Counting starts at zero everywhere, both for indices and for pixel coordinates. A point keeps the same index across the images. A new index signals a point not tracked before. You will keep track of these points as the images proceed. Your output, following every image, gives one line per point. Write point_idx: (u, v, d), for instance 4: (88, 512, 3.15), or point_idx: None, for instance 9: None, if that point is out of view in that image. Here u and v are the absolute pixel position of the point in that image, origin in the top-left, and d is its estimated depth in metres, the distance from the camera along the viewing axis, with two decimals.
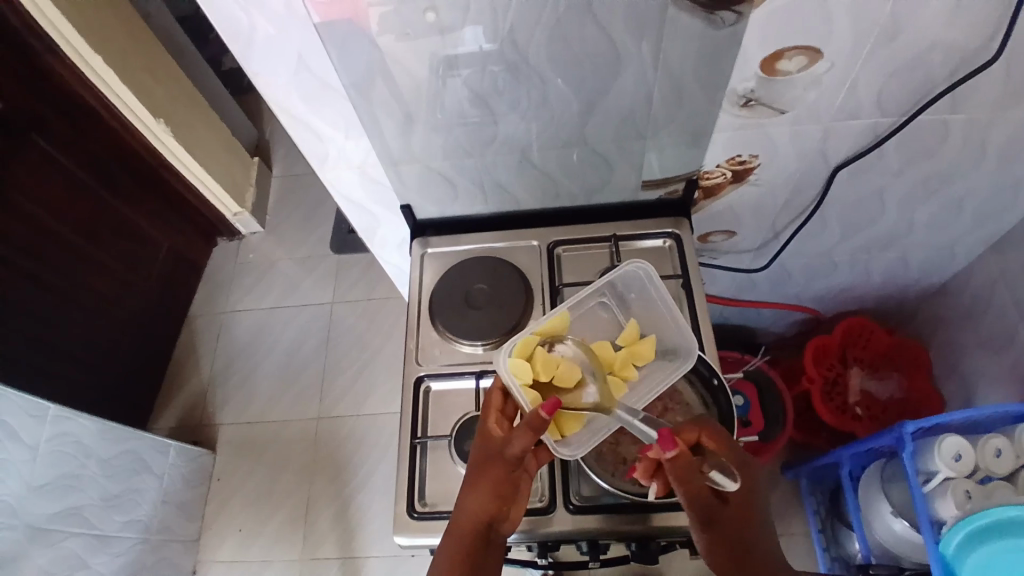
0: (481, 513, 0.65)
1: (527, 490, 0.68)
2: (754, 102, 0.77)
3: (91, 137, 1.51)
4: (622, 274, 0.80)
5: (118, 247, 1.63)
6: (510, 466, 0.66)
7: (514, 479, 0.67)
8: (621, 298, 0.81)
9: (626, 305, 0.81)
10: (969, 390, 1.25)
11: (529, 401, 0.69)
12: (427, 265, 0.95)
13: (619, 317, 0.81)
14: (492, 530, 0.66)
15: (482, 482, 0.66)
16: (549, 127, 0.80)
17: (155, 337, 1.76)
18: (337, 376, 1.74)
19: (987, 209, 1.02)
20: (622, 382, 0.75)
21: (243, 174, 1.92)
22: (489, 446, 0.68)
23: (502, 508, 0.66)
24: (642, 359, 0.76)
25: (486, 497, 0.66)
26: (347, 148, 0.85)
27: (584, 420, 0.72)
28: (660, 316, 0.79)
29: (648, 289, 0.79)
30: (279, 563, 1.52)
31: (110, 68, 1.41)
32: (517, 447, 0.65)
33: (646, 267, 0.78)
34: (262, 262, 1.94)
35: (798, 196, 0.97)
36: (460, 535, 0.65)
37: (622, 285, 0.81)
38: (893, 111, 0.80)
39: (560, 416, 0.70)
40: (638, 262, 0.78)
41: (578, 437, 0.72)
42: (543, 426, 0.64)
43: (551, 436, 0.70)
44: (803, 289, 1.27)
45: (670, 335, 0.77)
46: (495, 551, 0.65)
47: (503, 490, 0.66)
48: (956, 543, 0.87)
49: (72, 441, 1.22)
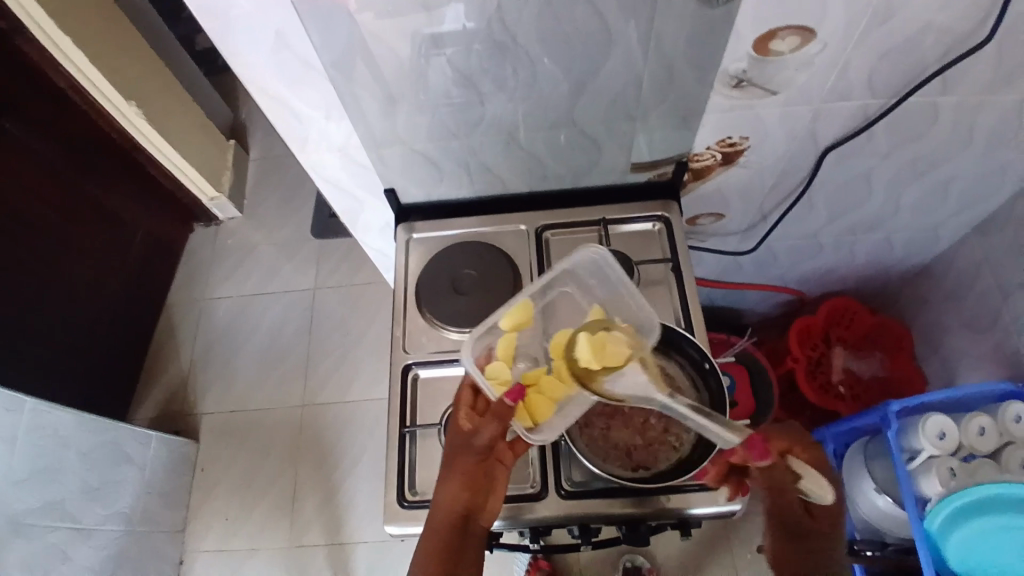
0: (455, 504, 0.67)
1: (502, 479, 0.69)
2: (746, 83, 0.76)
3: (62, 121, 1.45)
4: (576, 261, 0.76)
5: (91, 233, 1.57)
6: (479, 455, 0.69)
7: (486, 469, 0.69)
8: (584, 282, 0.77)
9: (589, 289, 0.77)
10: (948, 368, 1.28)
11: (496, 389, 0.71)
12: (413, 250, 0.93)
13: (584, 302, 0.77)
14: (469, 521, 0.67)
15: (453, 474, 0.68)
16: (538, 109, 0.78)
17: (133, 326, 1.72)
18: (322, 362, 1.71)
19: (971, 191, 1.03)
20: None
21: (219, 157, 1.86)
22: (459, 439, 0.70)
23: (477, 497, 0.68)
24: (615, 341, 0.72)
25: (458, 487, 0.67)
26: (329, 131, 0.82)
27: (557, 405, 0.71)
28: (625, 297, 0.74)
29: (611, 275, 0.75)
30: (266, 551, 1.51)
31: (78, 48, 1.34)
32: (484, 435, 0.69)
33: (602, 249, 0.75)
34: (240, 247, 1.89)
35: (786, 178, 0.96)
36: (437, 527, 0.66)
37: (582, 271, 0.77)
38: (884, 92, 0.80)
39: (529, 401, 0.70)
40: (598, 248, 0.74)
41: (552, 422, 0.71)
42: (509, 411, 0.69)
43: (522, 424, 0.70)
44: (788, 270, 1.28)
45: (638, 317, 0.73)
46: (474, 539, 0.66)
47: (476, 480, 0.68)
48: (940, 520, 0.90)
49: (50, 433, 1.19)
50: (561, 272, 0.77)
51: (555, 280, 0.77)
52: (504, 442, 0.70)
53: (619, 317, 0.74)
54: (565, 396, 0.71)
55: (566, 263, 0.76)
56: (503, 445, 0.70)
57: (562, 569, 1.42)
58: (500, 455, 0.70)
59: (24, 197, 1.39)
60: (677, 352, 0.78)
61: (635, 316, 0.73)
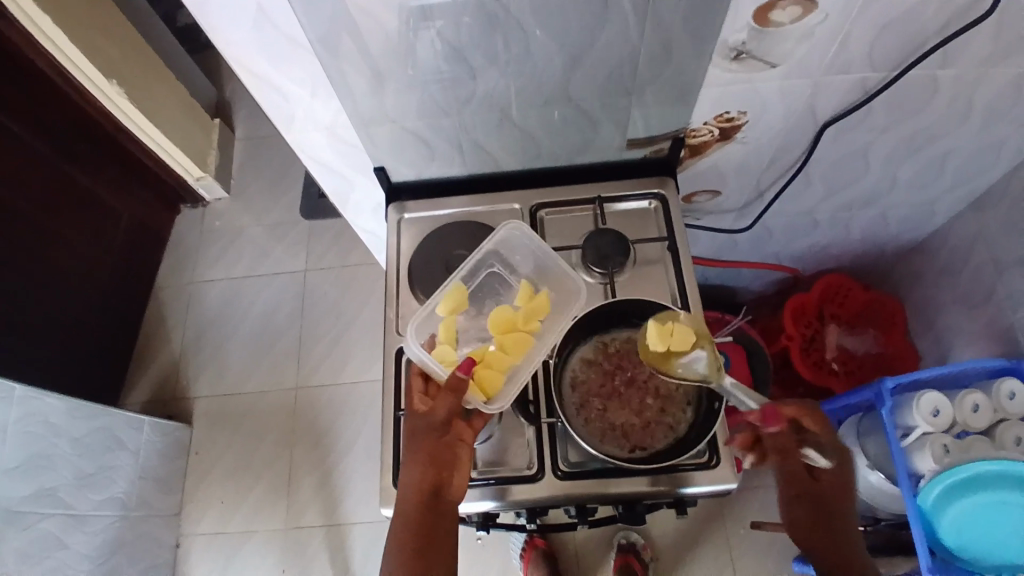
0: (422, 483, 0.68)
1: (466, 453, 0.70)
2: (745, 55, 0.74)
3: (40, 101, 1.40)
4: (500, 238, 0.83)
5: (75, 217, 1.54)
6: (439, 432, 0.70)
7: (448, 446, 0.69)
8: (508, 261, 0.84)
9: (513, 267, 0.84)
10: (941, 344, 1.28)
11: (445, 365, 0.74)
12: (405, 231, 0.91)
13: (513, 280, 0.84)
14: (439, 496, 0.68)
15: (415, 454, 0.69)
16: (531, 83, 0.76)
17: (121, 311, 1.69)
18: (314, 345, 1.70)
19: (968, 167, 1.02)
20: (528, 335, 0.76)
21: (204, 137, 1.82)
22: (417, 421, 0.71)
23: (443, 474, 0.69)
24: (540, 313, 0.77)
25: (422, 466, 0.69)
26: (315, 108, 0.80)
27: (505, 375, 0.73)
28: (552, 271, 0.83)
29: (545, 261, 0.83)
30: (263, 533, 1.52)
31: (59, 28, 1.29)
32: (441, 412, 0.70)
33: (523, 227, 0.82)
34: (229, 229, 1.86)
35: (783, 154, 0.95)
36: (408, 507, 0.68)
37: (505, 248, 0.84)
38: (885, 65, 0.78)
39: (479, 374, 0.72)
40: (516, 222, 0.82)
41: (504, 392, 0.73)
42: (464, 384, 0.70)
43: (477, 397, 0.71)
44: (783, 248, 1.27)
45: (562, 288, 0.81)
46: (445, 514, 0.68)
47: (438, 457, 0.69)
48: (934, 495, 0.91)
49: (41, 421, 1.17)
50: (488, 253, 0.83)
51: (481, 262, 0.83)
52: (463, 421, 0.71)
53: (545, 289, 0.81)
54: (510, 366, 0.74)
55: (491, 243, 0.83)
56: (461, 423, 0.71)
57: (559, 546, 1.44)
58: (460, 432, 0.70)
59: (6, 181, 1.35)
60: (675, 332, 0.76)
61: (559, 286, 0.82)
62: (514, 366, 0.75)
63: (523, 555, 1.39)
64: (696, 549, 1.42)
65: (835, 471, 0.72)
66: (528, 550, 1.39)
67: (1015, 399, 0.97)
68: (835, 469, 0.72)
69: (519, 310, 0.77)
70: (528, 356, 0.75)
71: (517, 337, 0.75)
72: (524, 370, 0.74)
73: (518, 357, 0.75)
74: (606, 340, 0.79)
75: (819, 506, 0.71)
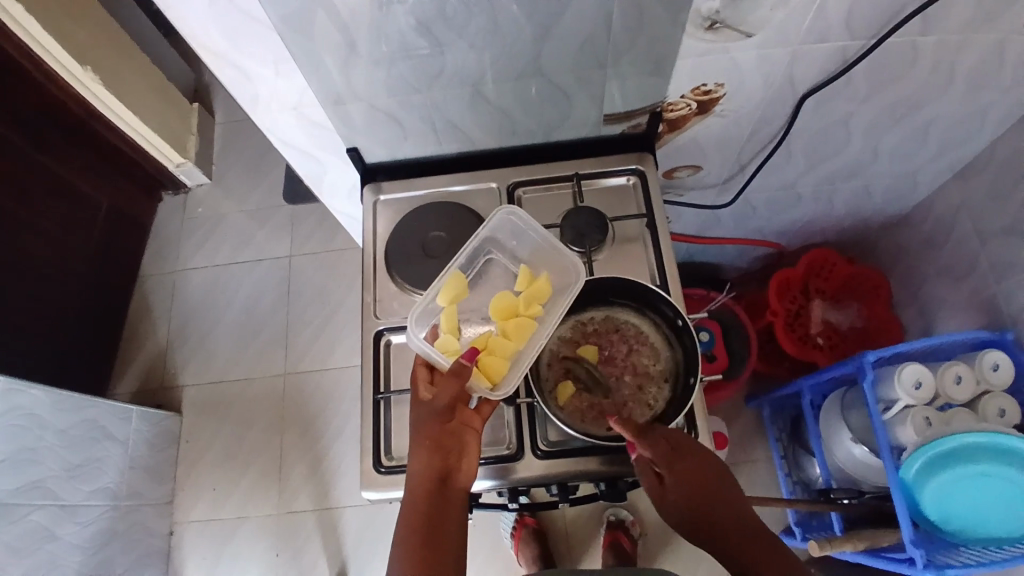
0: (429, 472, 0.66)
1: (473, 438, 0.69)
2: (719, 25, 0.72)
3: (11, 88, 1.36)
4: (494, 224, 0.81)
5: (54, 207, 1.51)
6: (443, 419, 0.68)
7: (453, 431, 0.68)
8: (505, 247, 0.83)
9: (512, 253, 0.83)
10: (926, 316, 1.28)
11: (450, 354, 0.73)
12: (381, 213, 0.90)
13: (510, 264, 0.82)
14: (447, 484, 0.66)
15: (420, 443, 0.67)
16: (504, 57, 0.74)
17: (105, 300, 1.67)
18: (301, 331, 1.69)
19: (951, 136, 1.01)
20: (531, 319, 0.75)
21: (183, 122, 1.79)
22: (419, 411, 0.69)
23: (450, 461, 0.67)
24: (543, 296, 0.76)
25: (426, 453, 0.67)
26: (281, 87, 0.78)
27: (510, 360, 0.72)
28: (543, 252, 0.81)
29: (524, 231, 0.81)
30: (256, 519, 1.52)
31: (29, 14, 1.26)
32: (445, 397, 0.68)
33: (517, 210, 0.80)
34: (211, 216, 1.84)
35: (764, 126, 0.93)
36: (416, 497, 0.66)
37: (501, 234, 0.82)
38: (863, 33, 0.76)
39: (483, 362, 0.72)
40: (508, 207, 0.80)
41: (509, 377, 0.72)
42: (468, 369, 0.69)
43: (482, 386, 0.71)
44: (768, 223, 1.26)
45: (559, 268, 0.79)
46: (454, 501, 0.66)
47: (444, 443, 0.67)
48: (916, 469, 0.91)
49: (25, 414, 1.16)
50: (483, 240, 0.81)
51: (479, 250, 0.82)
52: (469, 408, 0.70)
53: (545, 273, 0.79)
54: (514, 352, 0.73)
55: (487, 229, 0.81)
56: (466, 409, 0.70)
57: (548, 525, 1.45)
58: (466, 418, 0.69)
59: None
60: (653, 311, 0.76)
61: (557, 267, 0.79)
62: (518, 352, 0.73)
63: (513, 535, 1.40)
64: None
65: (676, 464, 0.65)
66: (518, 529, 1.40)
67: (999, 371, 0.97)
68: (672, 467, 0.64)
69: (520, 296, 0.76)
70: (532, 341, 0.74)
71: (520, 322, 0.74)
72: (528, 354, 0.73)
73: (522, 343, 0.74)
74: (581, 319, 0.78)
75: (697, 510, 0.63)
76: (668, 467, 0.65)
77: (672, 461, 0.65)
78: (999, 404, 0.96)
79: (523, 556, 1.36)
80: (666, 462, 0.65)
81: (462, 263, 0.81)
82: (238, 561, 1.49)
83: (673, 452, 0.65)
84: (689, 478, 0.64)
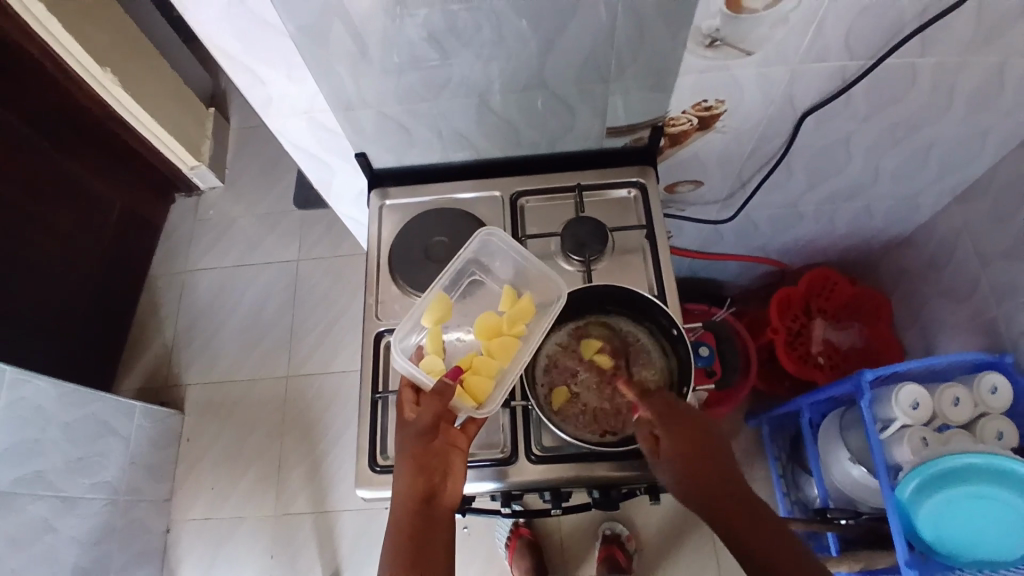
0: (412, 492, 0.67)
1: (458, 457, 0.69)
2: (720, 43, 0.74)
3: (35, 89, 1.40)
4: (476, 246, 0.82)
5: (69, 205, 1.54)
6: (426, 438, 0.69)
7: (438, 450, 0.69)
8: (489, 269, 0.84)
9: (494, 274, 0.84)
10: (927, 337, 1.28)
11: (433, 374, 0.74)
12: (386, 217, 0.92)
13: (494, 285, 0.84)
14: (432, 504, 0.67)
15: (404, 464, 0.68)
16: (509, 69, 0.76)
17: (114, 298, 1.70)
18: (306, 334, 1.71)
19: (951, 158, 1.02)
20: (515, 338, 0.76)
21: (198, 127, 1.83)
22: (405, 431, 0.71)
23: (434, 480, 0.68)
24: (527, 315, 0.78)
25: (410, 473, 0.67)
26: (293, 92, 0.80)
27: (494, 379, 0.73)
28: (526, 272, 0.82)
29: (507, 251, 0.82)
30: (252, 520, 1.53)
31: (53, 17, 1.30)
32: (428, 416, 0.69)
33: (498, 232, 0.81)
34: (222, 219, 1.87)
35: (765, 143, 0.95)
36: (401, 517, 0.66)
37: (484, 255, 0.83)
38: (861, 53, 0.78)
39: (467, 381, 0.73)
40: (489, 229, 0.81)
41: (493, 395, 0.72)
42: (451, 388, 0.70)
43: (466, 404, 0.72)
44: (769, 241, 1.27)
45: (540, 287, 0.81)
46: (441, 521, 0.67)
47: (428, 463, 0.68)
48: (910, 489, 0.91)
49: (30, 404, 1.18)
50: (468, 261, 0.83)
51: (462, 271, 0.83)
52: (454, 427, 0.71)
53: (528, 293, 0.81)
54: (499, 370, 0.74)
55: (469, 252, 0.82)
56: (452, 429, 0.70)
57: (543, 535, 1.45)
58: (451, 438, 0.70)
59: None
60: (648, 320, 0.78)
61: (542, 287, 0.81)
62: (503, 370, 0.74)
63: (508, 545, 1.40)
64: (681, 542, 1.43)
65: (673, 424, 0.66)
66: (513, 539, 1.39)
67: (997, 393, 0.97)
68: (668, 427, 0.66)
69: (504, 315, 0.78)
70: (515, 359, 0.75)
71: (503, 341, 0.75)
72: (512, 372, 0.74)
73: (506, 361, 0.75)
74: (578, 324, 0.80)
75: (689, 470, 0.64)
76: (663, 427, 0.66)
77: (669, 422, 0.66)
78: (997, 426, 0.96)
79: (517, 567, 1.36)
80: (663, 422, 0.66)
81: (446, 285, 0.82)
82: (233, 562, 1.50)
83: (672, 413, 0.67)
84: (687, 442, 0.65)
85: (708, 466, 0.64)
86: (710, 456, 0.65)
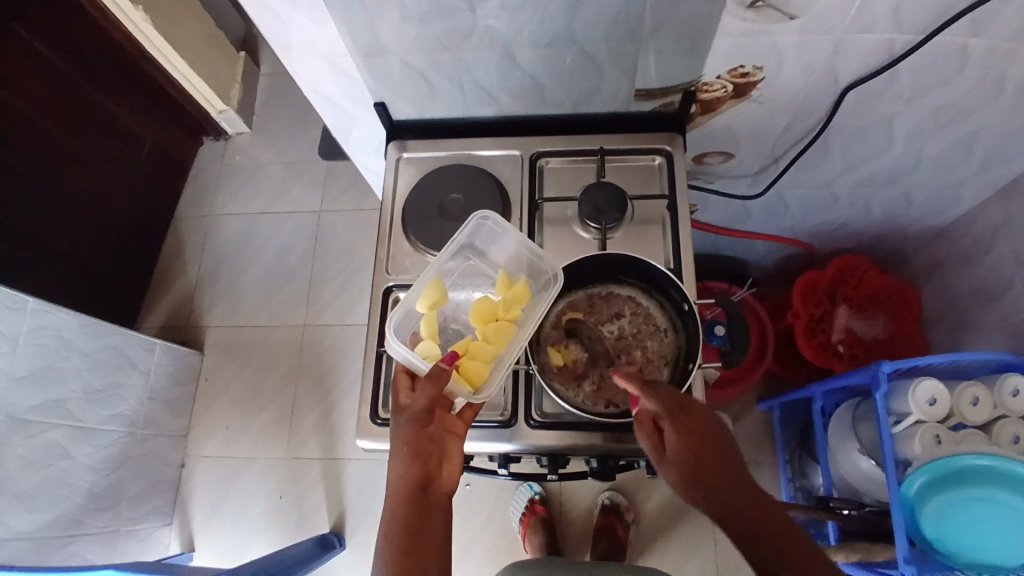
0: (407, 479, 0.65)
1: (455, 443, 0.68)
2: (762, 4, 0.68)
3: (68, 25, 1.39)
4: (468, 230, 0.79)
5: (99, 141, 1.55)
6: (421, 424, 0.67)
7: (433, 436, 0.67)
8: (483, 253, 0.82)
9: (490, 258, 0.82)
10: (954, 335, 1.22)
11: (428, 358, 0.72)
12: (402, 170, 0.90)
13: (490, 268, 0.81)
14: (429, 490, 0.66)
15: (398, 452, 0.67)
16: (536, 22, 0.72)
17: (138, 235, 1.73)
18: (324, 284, 1.72)
19: (1002, 149, 0.96)
20: (510, 323, 0.73)
21: (228, 69, 1.81)
22: (399, 416, 0.69)
23: (429, 466, 0.66)
24: (523, 300, 0.74)
25: (405, 461, 0.66)
26: (314, 33, 0.78)
27: (492, 366, 0.71)
28: (519, 259, 0.80)
29: (500, 232, 0.80)
30: (264, 459, 1.58)
31: None
32: (422, 400, 0.67)
33: (492, 215, 0.79)
34: (249, 164, 1.88)
35: (803, 118, 0.90)
36: (395, 506, 0.65)
37: (477, 239, 0.81)
38: (912, 27, 0.72)
39: (464, 366, 0.70)
40: (483, 211, 0.79)
41: (490, 380, 0.70)
42: (447, 373, 0.68)
43: (463, 389, 0.69)
44: (799, 222, 1.23)
45: (536, 272, 0.78)
46: (437, 511, 0.66)
47: (423, 450, 0.66)
48: (916, 487, 0.88)
49: (52, 334, 1.22)
50: (461, 246, 0.80)
51: (456, 256, 0.80)
52: (451, 412, 0.70)
53: (523, 278, 0.78)
54: (495, 355, 0.71)
55: (462, 236, 0.79)
56: (448, 415, 0.69)
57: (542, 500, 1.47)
58: (448, 424, 0.69)
59: (30, 102, 1.37)
60: (661, 293, 0.76)
61: (537, 273, 0.78)
62: (499, 356, 0.72)
63: (523, 520, 1.41)
64: (680, 521, 1.43)
65: (679, 418, 0.64)
66: (527, 516, 1.41)
67: (1019, 396, 0.92)
68: (673, 419, 0.64)
69: (499, 300, 0.74)
70: (512, 344, 0.72)
71: (499, 326, 0.72)
72: (510, 357, 0.71)
73: (503, 346, 0.72)
74: (592, 292, 0.78)
75: (706, 466, 0.63)
76: (670, 421, 0.64)
77: (673, 415, 0.64)
78: (1014, 430, 0.92)
79: (530, 543, 1.37)
80: (666, 414, 0.64)
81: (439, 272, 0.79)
82: (243, 499, 1.56)
83: (677, 406, 0.64)
84: (693, 437, 0.63)
85: (708, 459, 0.63)
86: (715, 447, 0.64)
